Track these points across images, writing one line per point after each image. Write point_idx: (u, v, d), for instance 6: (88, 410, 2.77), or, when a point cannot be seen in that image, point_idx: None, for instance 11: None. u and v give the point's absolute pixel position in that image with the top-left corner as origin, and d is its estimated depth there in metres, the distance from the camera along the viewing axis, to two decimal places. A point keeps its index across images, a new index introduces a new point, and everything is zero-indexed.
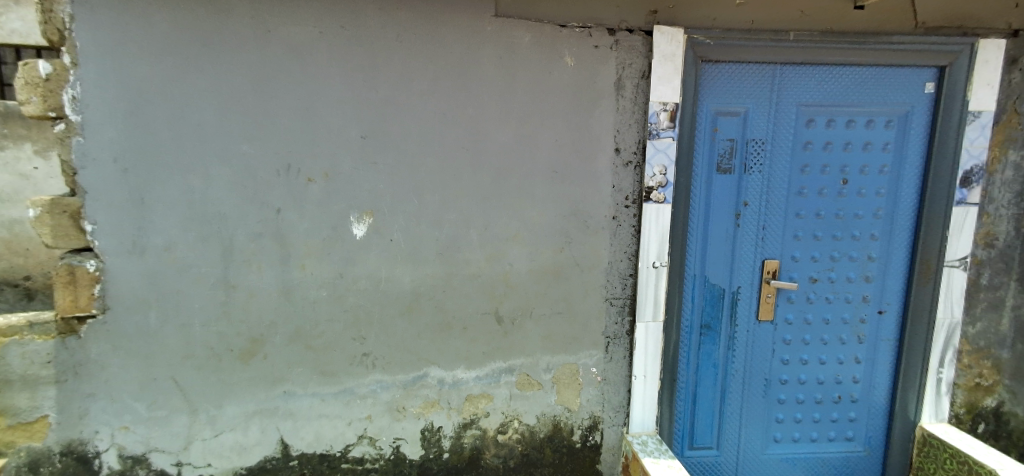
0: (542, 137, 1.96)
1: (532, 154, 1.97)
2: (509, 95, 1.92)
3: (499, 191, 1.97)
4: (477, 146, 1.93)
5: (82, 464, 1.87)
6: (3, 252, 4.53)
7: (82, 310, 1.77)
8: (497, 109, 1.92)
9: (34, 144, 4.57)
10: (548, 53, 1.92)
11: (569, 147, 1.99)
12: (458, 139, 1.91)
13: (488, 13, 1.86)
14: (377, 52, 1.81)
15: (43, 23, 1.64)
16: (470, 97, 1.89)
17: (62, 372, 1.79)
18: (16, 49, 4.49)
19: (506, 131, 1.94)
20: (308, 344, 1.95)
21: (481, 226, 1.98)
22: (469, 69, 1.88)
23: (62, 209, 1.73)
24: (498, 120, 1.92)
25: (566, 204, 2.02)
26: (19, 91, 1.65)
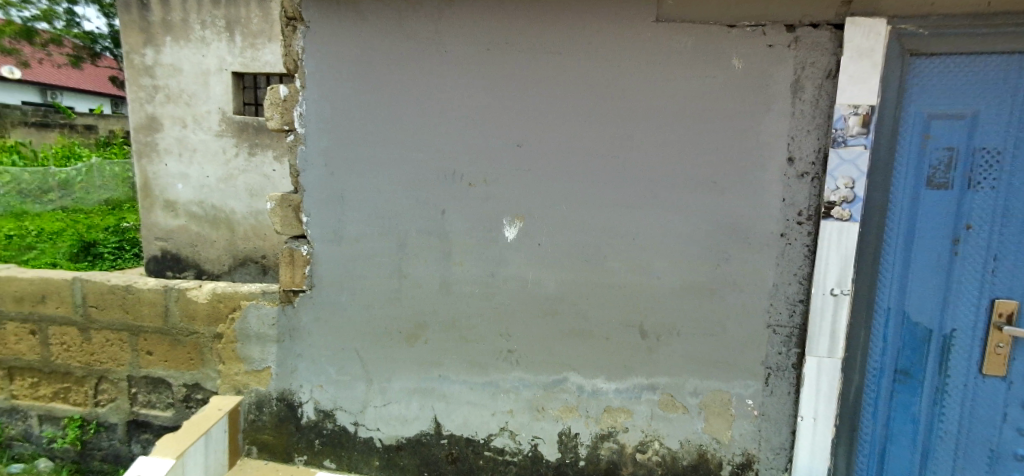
0: (701, 144, 1.85)
1: (688, 163, 1.86)
2: (665, 101, 1.85)
3: (649, 200, 1.91)
4: (628, 154, 1.90)
5: (290, 409, 2.23)
6: (252, 235, 5.88)
7: (296, 285, 2.17)
8: (651, 116, 1.87)
9: (274, 151, 5.74)
10: (711, 55, 1.80)
11: (732, 154, 1.84)
12: (608, 147, 1.91)
13: (644, 18, 1.82)
14: (532, 64, 1.91)
15: (285, 56, 2.09)
16: (623, 105, 1.88)
17: (281, 334, 2.19)
18: (269, 76, 5.67)
19: (660, 139, 1.87)
20: (461, 334, 2.13)
21: (628, 235, 1.94)
22: (623, 77, 1.86)
23: (289, 203, 2.16)
24: (652, 127, 1.87)
25: (725, 218, 1.87)
26: (267, 110, 2.13)
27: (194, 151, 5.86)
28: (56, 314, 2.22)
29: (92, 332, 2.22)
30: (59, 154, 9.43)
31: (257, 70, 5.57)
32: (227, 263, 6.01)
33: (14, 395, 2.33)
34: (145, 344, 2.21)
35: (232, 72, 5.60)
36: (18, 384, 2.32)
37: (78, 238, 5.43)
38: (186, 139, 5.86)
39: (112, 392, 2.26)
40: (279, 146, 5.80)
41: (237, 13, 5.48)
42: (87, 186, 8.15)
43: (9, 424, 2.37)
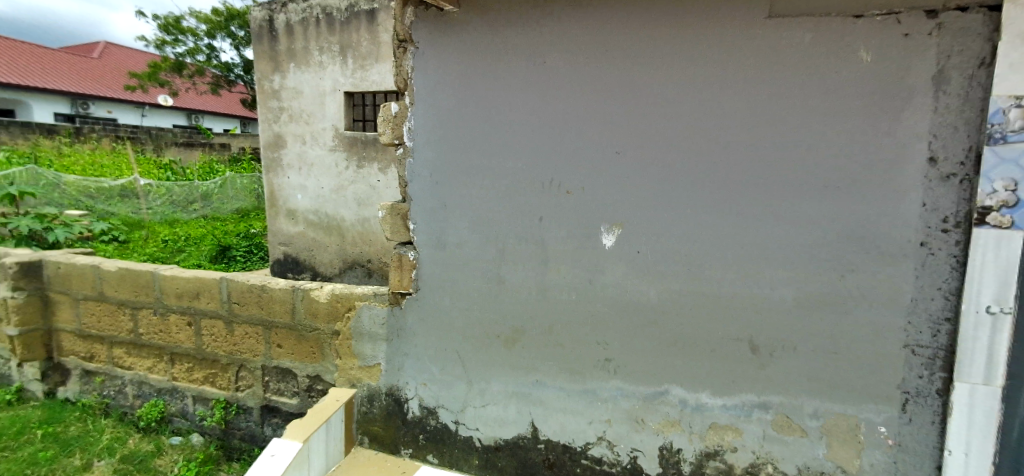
0: (822, 145, 1.68)
1: (807, 166, 1.70)
2: (779, 100, 1.71)
3: (761, 206, 1.78)
4: (737, 158, 1.78)
5: (397, 404, 2.37)
6: (361, 241, 6.32)
7: (404, 288, 2.30)
8: (763, 117, 1.73)
9: (379, 164, 6.11)
10: (835, 46, 1.63)
11: (860, 155, 1.64)
12: (715, 151, 1.81)
13: (756, 12, 1.70)
14: (631, 70, 1.88)
15: (397, 75, 2.25)
16: (732, 106, 1.76)
17: (390, 333, 2.34)
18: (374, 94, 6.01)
19: (773, 141, 1.73)
20: (559, 340, 2.14)
21: (737, 244, 1.83)
22: (731, 77, 1.75)
23: (397, 212, 2.29)
24: (764, 129, 1.74)
25: (853, 226, 1.67)
26: (381, 125, 2.29)
27: (311, 165, 6.45)
28: (207, 308, 2.56)
29: (235, 324, 2.54)
30: (201, 170, 10.88)
31: (365, 90, 5.95)
32: (338, 265, 6.54)
33: (174, 377, 2.72)
34: (276, 338, 2.48)
35: (345, 93, 6.05)
36: (178, 368, 2.71)
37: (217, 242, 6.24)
38: (305, 154, 6.48)
39: (249, 379, 2.57)
40: (382, 159, 6.15)
41: (349, 38, 5.92)
42: (223, 197, 9.31)
43: (170, 402, 2.75)
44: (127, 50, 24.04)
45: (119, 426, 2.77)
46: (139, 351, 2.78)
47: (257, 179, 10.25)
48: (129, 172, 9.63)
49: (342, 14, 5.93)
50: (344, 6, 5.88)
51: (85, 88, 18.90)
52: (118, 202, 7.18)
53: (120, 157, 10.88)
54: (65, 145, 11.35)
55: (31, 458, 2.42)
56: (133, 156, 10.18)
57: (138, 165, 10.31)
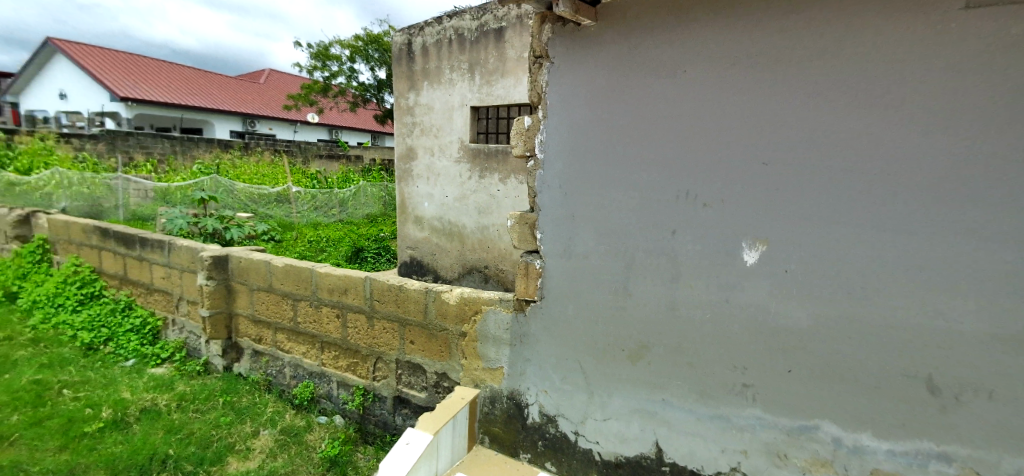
0: (965, 151, 1.45)
1: (945, 174, 1.48)
2: (912, 102, 1.51)
3: (891, 220, 1.58)
4: (859, 166, 1.61)
5: (518, 409, 2.43)
6: (479, 247, 6.05)
7: (529, 295, 2.36)
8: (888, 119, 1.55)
9: (500, 174, 5.75)
10: (996, 38, 1.38)
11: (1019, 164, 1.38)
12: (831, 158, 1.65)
13: (945, 3, 1.45)
14: (783, 75, 1.71)
15: (531, 90, 2.32)
16: (855, 109, 1.60)
17: (514, 339, 2.41)
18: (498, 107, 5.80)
19: (904, 147, 1.53)
20: (688, 360, 2.00)
21: (856, 261, 1.65)
22: (858, 77, 1.58)
23: (525, 221, 2.37)
24: (891, 134, 1.55)
25: (1005, 245, 1.42)
26: (514, 138, 2.38)
27: (438, 175, 6.37)
28: (352, 303, 2.86)
29: (376, 318, 2.79)
30: (340, 179, 12.09)
31: (489, 104, 5.77)
32: (457, 270, 6.34)
33: (323, 362, 3.06)
34: (410, 335, 2.69)
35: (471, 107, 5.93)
36: (326, 355, 3.05)
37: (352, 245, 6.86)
38: (433, 166, 6.44)
39: (384, 371, 2.82)
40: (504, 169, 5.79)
41: (478, 56, 5.76)
42: (358, 203, 10.18)
43: (318, 385, 3.11)
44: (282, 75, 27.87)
45: (277, 401, 3.19)
46: (296, 337, 3.17)
47: (385, 188, 11.04)
48: (285, 181, 11.07)
49: (471, 34, 5.79)
50: (475, 25, 5.72)
51: (249, 109, 22.21)
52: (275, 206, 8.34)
53: (276, 166, 12.52)
54: (236, 157, 13.50)
55: (215, 420, 2.89)
56: (288, 166, 11.64)
57: (290, 175, 11.77)
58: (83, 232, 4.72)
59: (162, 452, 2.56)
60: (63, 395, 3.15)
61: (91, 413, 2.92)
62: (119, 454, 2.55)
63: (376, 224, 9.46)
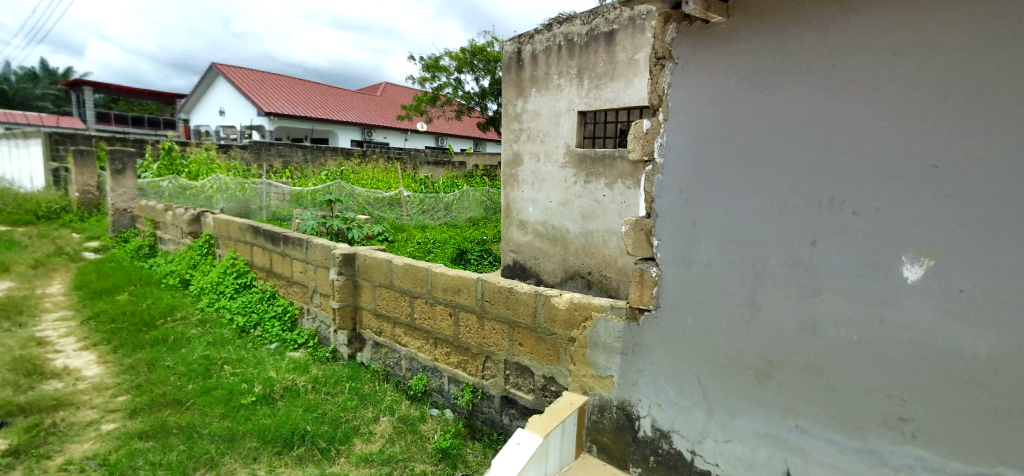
0: (960, 144, 1.44)
1: (938, 166, 1.49)
2: (912, 97, 1.52)
3: (991, 225, 1.41)
4: (856, 160, 1.65)
5: (629, 420, 2.36)
6: (582, 253, 5.98)
7: (643, 303, 2.28)
8: (880, 112, 1.59)
9: (606, 178, 5.64)
10: (994, 30, 1.36)
11: (1017, 156, 1.35)
12: (829, 152, 1.71)
13: None
14: (966, 60, 1.42)
15: (651, 93, 2.25)
16: (857, 104, 1.63)
17: (626, 347, 2.35)
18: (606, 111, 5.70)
19: (955, 143, 1.45)
20: (828, 384, 1.77)
21: None
22: (857, 74, 1.62)
23: (641, 227, 2.28)
24: (986, 131, 1.40)
25: (999, 238, 1.39)
26: (631, 142, 2.31)
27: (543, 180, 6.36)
28: (465, 303, 3.13)
29: (486, 319, 3.03)
30: (445, 184, 12.78)
31: (597, 108, 5.69)
32: (559, 275, 6.32)
33: (436, 357, 3.37)
34: (519, 336, 2.88)
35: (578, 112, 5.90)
36: (439, 351, 3.36)
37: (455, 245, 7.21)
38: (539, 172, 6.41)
39: (493, 370, 3.03)
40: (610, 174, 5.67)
41: (587, 60, 5.72)
42: (461, 207, 10.73)
43: (431, 379, 3.43)
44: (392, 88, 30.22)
45: (395, 391, 3.55)
46: (412, 332, 3.53)
47: (486, 193, 11.45)
48: (397, 186, 11.97)
49: (581, 38, 5.76)
50: (585, 29, 5.70)
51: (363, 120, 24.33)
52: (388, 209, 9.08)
53: (389, 172, 13.60)
54: (356, 164, 14.89)
55: (343, 403, 3.28)
56: (400, 172, 12.57)
57: (402, 180, 12.68)
58: (239, 230, 5.48)
59: (302, 428, 2.93)
60: (224, 371, 3.72)
61: (245, 388, 3.42)
62: (268, 425, 2.96)
63: (478, 227, 9.86)
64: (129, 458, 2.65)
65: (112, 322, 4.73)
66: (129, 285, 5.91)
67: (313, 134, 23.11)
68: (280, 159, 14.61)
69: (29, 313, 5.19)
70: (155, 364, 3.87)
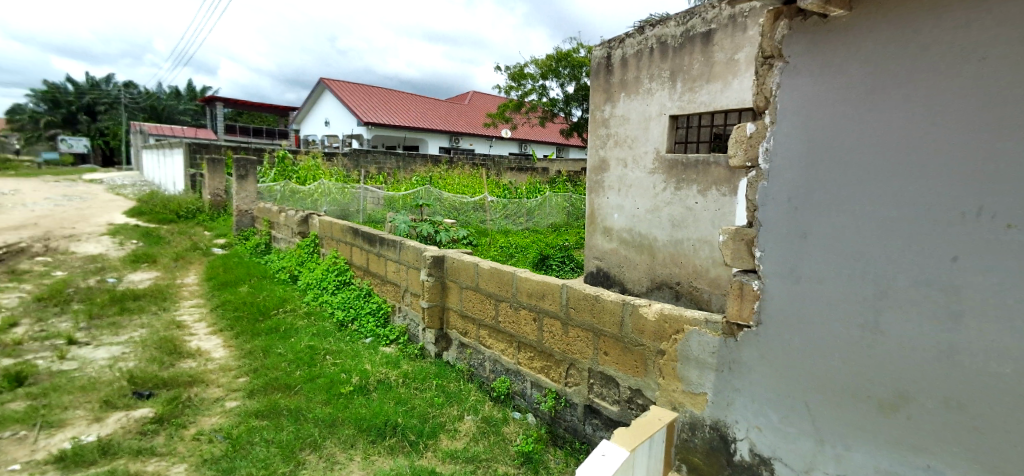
0: None
1: (936, 164, 1.53)
2: None
3: None
4: (1015, 163, 1.38)
5: (724, 442, 2.21)
6: (670, 262, 5.75)
7: (743, 319, 2.11)
8: (874, 110, 1.68)
9: (699, 185, 5.39)
10: None
11: None
12: (878, 149, 1.67)
13: None
14: None
15: (757, 94, 2.11)
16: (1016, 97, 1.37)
17: (721, 364, 2.21)
18: (700, 115, 5.47)
19: None
20: (972, 423, 1.50)
21: None
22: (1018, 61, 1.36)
23: (741, 236, 2.12)
24: None
25: None
26: (732, 146, 2.18)
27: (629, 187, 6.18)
28: (549, 309, 3.18)
29: (570, 326, 3.06)
30: (528, 190, 12.94)
31: (690, 112, 5.47)
32: (645, 284, 6.12)
33: (519, 361, 3.46)
34: (604, 345, 2.86)
35: (669, 116, 5.69)
36: (522, 354, 3.44)
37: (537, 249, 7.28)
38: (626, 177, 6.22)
39: (576, 378, 3.05)
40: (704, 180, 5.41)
41: (681, 63, 5.52)
42: (542, 212, 10.82)
43: (514, 382, 3.51)
44: (476, 96, 31.29)
45: (479, 391, 3.67)
46: (496, 335, 3.65)
47: (567, 199, 11.42)
48: (482, 191, 12.37)
49: (675, 40, 5.56)
50: (680, 31, 5.50)
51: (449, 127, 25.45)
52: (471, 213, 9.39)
53: (473, 177, 14.06)
54: (444, 170, 15.62)
55: (430, 399, 3.43)
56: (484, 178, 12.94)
57: (486, 186, 13.08)
58: (340, 231, 5.96)
59: (393, 420, 3.11)
60: (325, 361, 4.05)
61: (344, 378, 3.70)
62: (364, 415, 3.18)
63: (559, 232, 9.86)
64: (248, 433, 2.98)
65: (236, 311, 5.35)
66: (249, 278, 6.67)
67: (405, 141, 24.73)
68: (376, 166, 15.78)
69: (173, 300, 6.02)
70: (268, 350, 4.30)
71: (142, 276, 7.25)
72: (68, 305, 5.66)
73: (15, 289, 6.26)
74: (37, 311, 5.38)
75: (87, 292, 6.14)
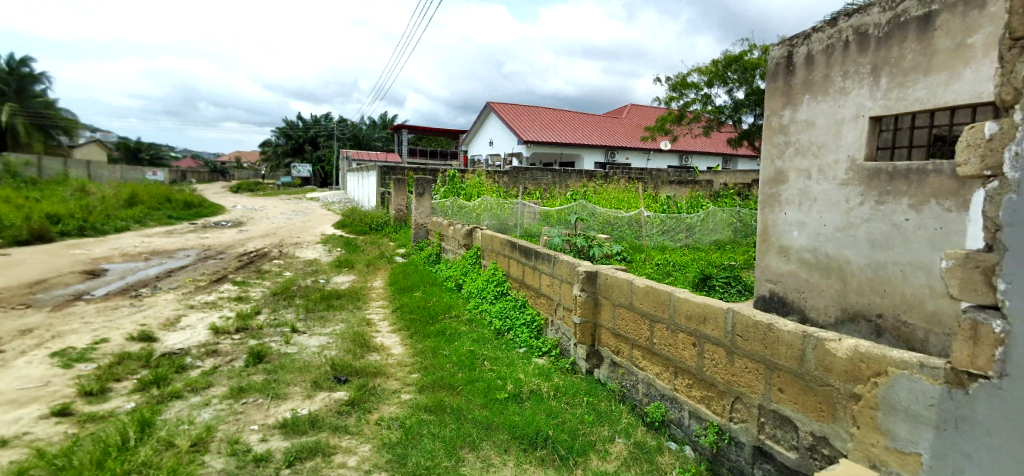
0: None
1: None
2: None
3: None
4: None
5: None
6: (867, 289, 4.72)
7: (977, 367, 1.63)
8: None
9: (911, 198, 4.36)
10: None
11: None
12: None
13: None
14: None
15: (1001, 86, 1.66)
16: None
17: (944, 420, 1.74)
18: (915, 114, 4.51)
19: None
20: None
21: None
22: None
23: (975, 263, 1.66)
24: None
25: None
26: (963, 153, 1.78)
27: (813, 201, 5.20)
28: (711, 334, 2.95)
29: (736, 356, 2.79)
30: (688, 204, 12.16)
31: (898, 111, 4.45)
32: (831, 315, 5.08)
33: (675, 387, 3.26)
34: (778, 381, 2.54)
35: (870, 118, 4.66)
36: (679, 381, 3.24)
37: (698, 267, 6.78)
38: (808, 190, 5.27)
39: (744, 414, 2.75)
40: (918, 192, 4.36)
41: (886, 54, 4.52)
42: (703, 229, 10.08)
43: (669, 409, 3.31)
44: (633, 109, 30.73)
45: (632, 414, 3.56)
46: (650, 357, 3.50)
47: (734, 213, 10.44)
48: (638, 206, 12.04)
49: (879, 28, 4.58)
50: (886, 17, 4.52)
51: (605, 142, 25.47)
52: (627, 228, 9.21)
53: (629, 192, 13.76)
54: (600, 185, 15.64)
55: (581, 416, 3.45)
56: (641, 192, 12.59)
57: (643, 200, 12.70)
58: (500, 244, 6.40)
59: (544, 431, 3.21)
60: (483, 366, 4.39)
61: (499, 384, 3.95)
62: (517, 422, 3.35)
63: (724, 251, 9.02)
64: (418, 425, 3.37)
65: (412, 313, 6.13)
66: (423, 285, 7.58)
67: (561, 158, 25.48)
68: (533, 182, 16.59)
69: (365, 300, 7.17)
70: (436, 351, 4.83)
71: (344, 279, 8.78)
72: (294, 300, 7.14)
73: (261, 285, 8.13)
74: (274, 303, 6.91)
75: (306, 290, 7.67)
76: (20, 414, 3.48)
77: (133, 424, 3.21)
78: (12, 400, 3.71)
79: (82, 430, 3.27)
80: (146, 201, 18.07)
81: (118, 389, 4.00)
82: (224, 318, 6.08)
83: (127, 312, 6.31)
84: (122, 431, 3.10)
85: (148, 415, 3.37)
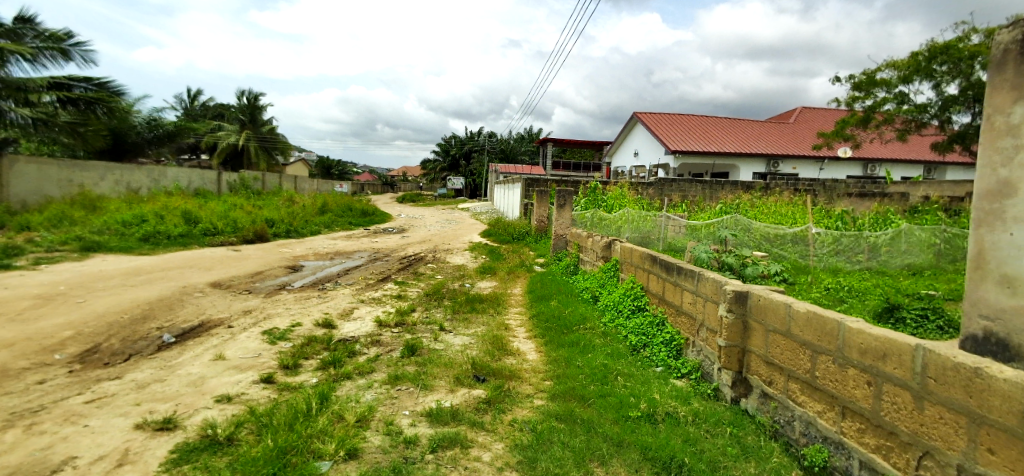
0: None
1: None
2: None
3: None
4: None
5: None
6: None
7: None
8: None
9: None
10: None
11: None
12: None
13: None
14: None
15: None
16: None
17: None
18: None
19: None
20: None
21: None
22: None
23: None
24: None
25: None
26: None
27: None
28: (893, 374, 2.49)
29: (927, 403, 2.31)
30: (874, 220, 10.24)
31: None
32: None
33: (842, 430, 2.82)
34: (987, 440, 2.04)
35: None
36: (848, 423, 2.79)
37: (884, 294, 5.69)
38: None
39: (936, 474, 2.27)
40: None
41: None
42: (894, 250, 8.39)
43: (834, 455, 2.88)
44: (803, 112, 27.07)
45: (785, 454, 3.16)
46: (811, 392, 3.09)
47: (939, 232, 8.48)
48: (804, 221, 10.58)
49: None
50: None
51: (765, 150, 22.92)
52: (790, 246, 8.17)
53: (795, 205, 12.13)
54: (758, 197, 14.12)
55: (723, 447, 3.19)
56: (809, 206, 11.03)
57: (811, 214, 11.10)
58: (640, 258, 6.23)
59: (680, 458, 3.05)
60: (617, 381, 4.32)
61: (633, 402, 3.86)
62: (650, 444, 3.24)
63: (921, 277, 7.42)
64: (549, 432, 3.48)
65: (548, 322, 6.32)
66: (559, 294, 7.75)
67: (713, 169, 23.61)
68: (680, 194, 15.72)
69: (504, 305, 7.60)
70: (569, 361, 4.91)
71: (486, 284, 9.41)
72: (443, 301, 7.90)
73: (417, 286, 9.16)
74: (427, 302, 7.75)
75: (453, 293, 8.42)
76: (242, 377, 4.51)
77: (315, 397, 3.92)
78: (237, 365, 4.82)
79: (280, 396, 4.10)
80: (335, 209, 21.71)
81: (306, 365, 4.92)
82: (386, 313, 7.01)
83: (316, 302, 7.68)
84: (307, 401, 3.81)
85: (326, 391, 4.08)
